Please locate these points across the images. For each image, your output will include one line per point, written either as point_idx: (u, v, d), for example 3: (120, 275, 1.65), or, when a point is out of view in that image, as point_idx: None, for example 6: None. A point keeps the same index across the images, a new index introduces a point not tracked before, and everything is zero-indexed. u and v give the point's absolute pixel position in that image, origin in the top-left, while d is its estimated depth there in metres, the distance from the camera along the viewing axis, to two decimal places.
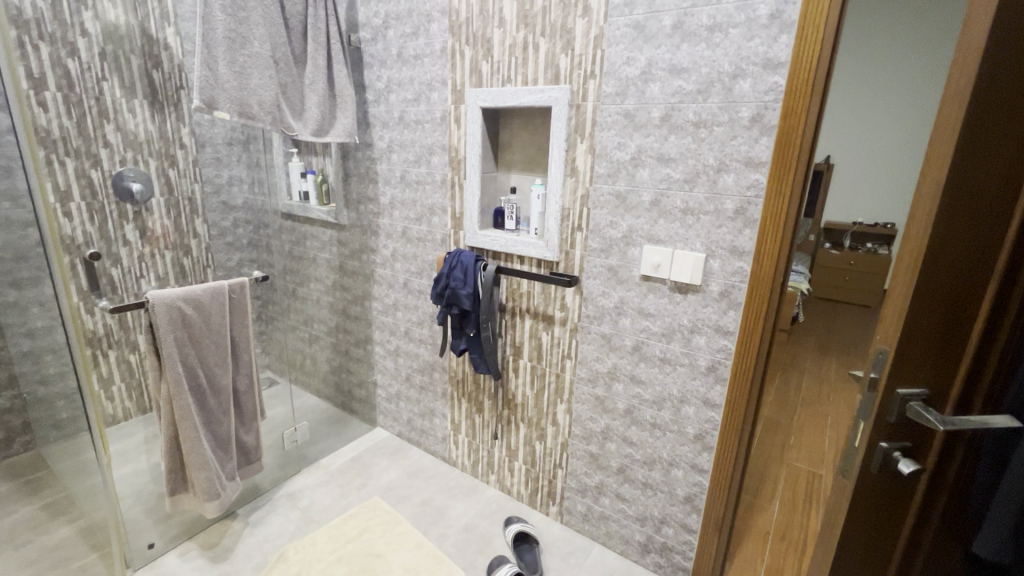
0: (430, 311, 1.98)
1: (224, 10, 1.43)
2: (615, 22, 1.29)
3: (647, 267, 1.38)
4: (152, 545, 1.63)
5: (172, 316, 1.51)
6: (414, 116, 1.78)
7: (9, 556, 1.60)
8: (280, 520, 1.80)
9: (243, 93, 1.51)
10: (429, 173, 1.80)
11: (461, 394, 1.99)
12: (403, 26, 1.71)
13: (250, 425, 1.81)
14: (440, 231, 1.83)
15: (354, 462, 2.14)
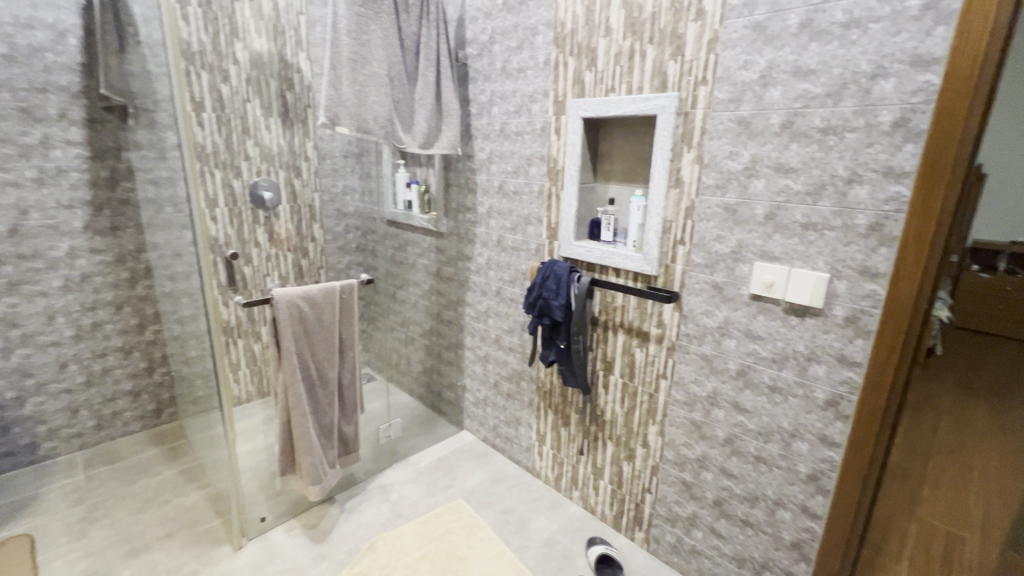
0: (520, 320, 1.99)
1: (350, 34, 1.57)
2: (731, 25, 1.21)
3: (758, 285, 1.27)
4: (263, 518, 1.80)
5: (291, 312, 1.66)
6: (515, 127, 1.81)
7: (154, 511, 1.85)
8: (372, 510, 1.90)
9: (361, 109, 1.64)
10: (526, 184, 1.82)
11: (548, 405, 1.98)
12: (508, 41, 1.76)
13: (351, 417, 1.94)
14: (535, 241, 1.84)
15: (441, 462, 2.21)
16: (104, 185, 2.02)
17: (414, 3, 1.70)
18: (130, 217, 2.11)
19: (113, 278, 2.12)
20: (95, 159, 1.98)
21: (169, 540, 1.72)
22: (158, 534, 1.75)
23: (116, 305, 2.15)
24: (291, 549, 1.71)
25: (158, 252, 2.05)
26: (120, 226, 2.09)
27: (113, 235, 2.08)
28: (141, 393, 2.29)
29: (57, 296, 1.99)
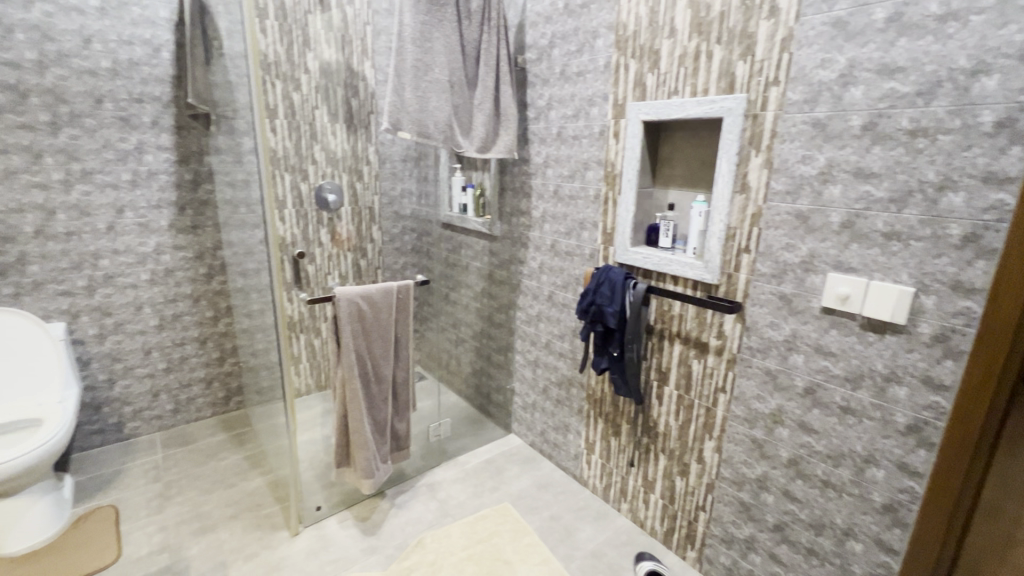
0: (572, 326, 1.97)
1: (414, 43, 1.62)
2: (809, 21, 1.14)
3: (831, 298, 1.19)
4: (318, 507, 1.88)
5: (351, 310, 1.73)
6: (572, 131, 1.79)
7: (221, 493, 1.97)
8: (420, 507, 1.94)
9: (422, 114, 1.68)
10: (582, 188, 1.81)
11: (597, 413, 1.94)
12: (568, 45, 1.75)
13: (403, 414, 1.99)
14: (589, 246, 1.82)
15: (488, 464, 2.22)
16: (188, 187, 2.19)
17: (476, 10, 1.73)
18: (209, 217, 2.27)
19: (192, 273, 2.28)
20: (181, 163, 2.15)
21: (234, 521, 1.83)
22: (224, 514, 1.86)
23: (194, 298, 2.31)
24: (343, 540, 1.77)
25: (232, 250, 2.19)
26: (200, 225, 2.26)
27: (193, 233, 2.25)
28: (213, 381, 2.45)
29: (144, 288, 2.17)
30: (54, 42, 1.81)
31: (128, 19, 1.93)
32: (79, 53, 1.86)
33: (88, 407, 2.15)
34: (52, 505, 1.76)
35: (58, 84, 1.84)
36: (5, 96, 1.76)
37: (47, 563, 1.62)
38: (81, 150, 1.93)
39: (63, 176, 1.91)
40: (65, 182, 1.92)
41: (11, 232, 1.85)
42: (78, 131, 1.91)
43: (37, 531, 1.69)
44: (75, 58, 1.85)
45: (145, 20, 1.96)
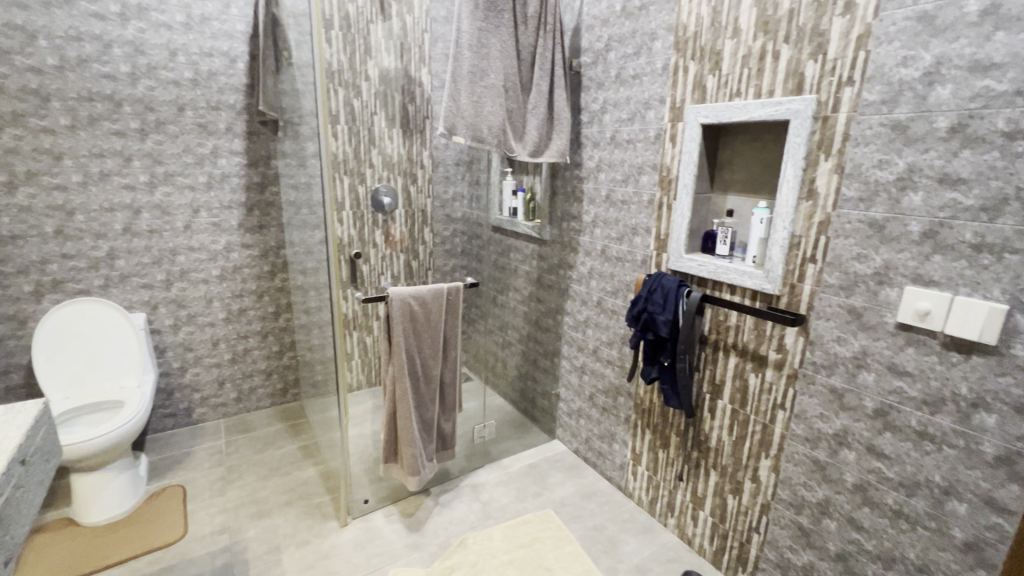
0: (621, 333, 1.93)
1: (471, 49, 1.64)
2: (889, 16, 1.07)
3: (909, 314, 1.10)
4: (367, 500, 1.93)
5: (403, 309, 1.78)
6: (627, 135, 1.76)
7: (277, 480, 2.07)
8: (464, 508, 1.96)
9: (476, 119, 1.70)
10: (636, 193, 1.77)
11: (645, 424, 1.89)
12: (624, 47, 1.72)
13: (449, 414, 2.02)
14: (641, 252, 1.78)
15: (531, 469, 2.21)
16: (256, 189, 2.32)
17: (532, 15, 1.74)
18: (274, 218, 2.40)
19: (257, 270, 2.42)
20: (251, 166, 2.29)
21: (288, 508, 1.92)
22: (280, 501, 1.95)
23: (258, 294, 2.44)
24: (389, 534, 1.82)
25: (294, 249, 2.31)
26: (266, 224, 2.39)
27: (260, 232, 2.38)
28: (272, 373, 2.58)
29: (214, 283, 2.32)
30: (145, 56, 1.97)
31: (209, 33, 2.07)
32: (166, 65, 2.02)
33: (163, 392, 2.32)
34: (128, 479, 1.90)
35: (147, 94, 2.00)
36: (103, 105, 1.94)
37: (123, 534, 1.76)
38: (164, 154, 2.09)
39: (148, 178, 2.08)
40: (149, 184, 2.09)
41: (103, 229, 2.04)
42: (163, 137, 2.07)
43: (116, 502, 1.84)
44: (162, 70, 2.01)
45: (224, 33, 2.10)
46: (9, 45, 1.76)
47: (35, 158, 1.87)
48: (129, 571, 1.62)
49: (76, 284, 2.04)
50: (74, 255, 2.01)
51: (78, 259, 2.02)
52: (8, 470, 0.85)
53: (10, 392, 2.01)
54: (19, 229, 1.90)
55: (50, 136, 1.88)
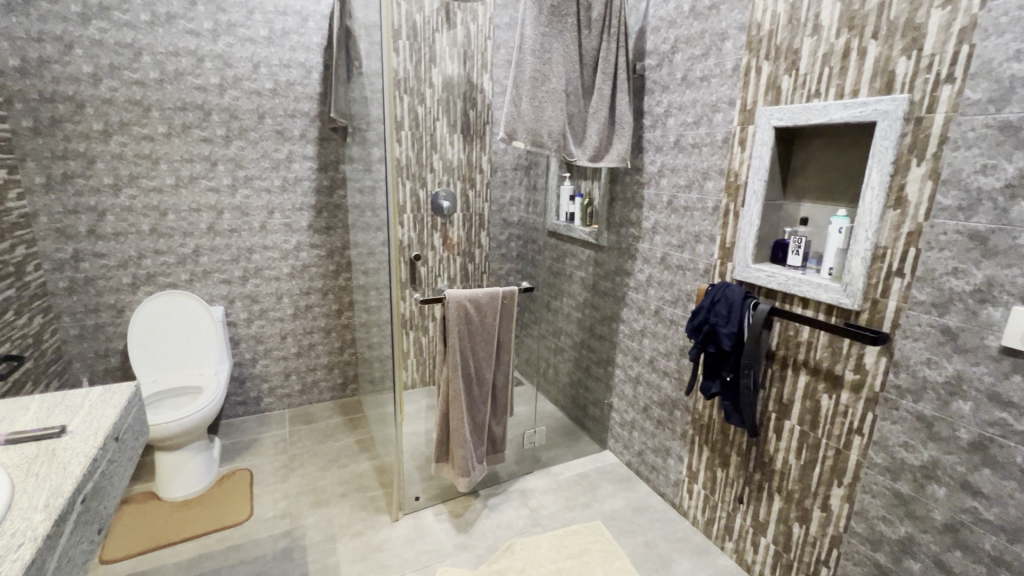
0: (680, 344, 1.86)
1: (534, 54, 1.64)
2: (999, 6, 0.96)
3: (1016, 337, 0.98)
4: (417, 498, 1.97)
5: (459, 311, 1.80)
6: (692, 139, 1.70)
7: (335, 471, 2.16)
8: (512, 512, 1.95)
9: (537, 124, 1.70)
10: (700, 199, 1.70)
11: (703, 440, 1.81)
12: (692, 49, 1.66)
13: (501, 418, 2.03)
14: (704, 260, 1.71)
15: (581, 478, 2.17)
16: (325, 193, 2.44)
17: (596, 19, 1.72)
18: (340, 220, 2.52)
19: (324, 269, 2.54)
20: (321, 171, 2.41)
21: (344, 499, 2.00)
22: (337, 491, 2.03)
23: (323, 292, 2.57)
24: (438, 532, 1.85)
25: (357, 249, 2.41)
26: (332, 226, 2.50)
27: (327, 234, 2.50)
28: (334, 368, 2.70)
29: (285, 280, 2.47)
30: (232, 68, 2.13)
31: (288, 45, 2.21)
32: (249, 77, 2.17)
33: (236, 380, 2.49)
34: (204, 460, 2.04)
35: (232, 103, 2.16)
36: (194, 114, 2.11)
37: (198, 511, 1.90)
38: (245, 159, 2.25)
39: (231, 181, 2.24)
40: (232, 187, 2.25)
41: (191, 227, 2.22)
42: (244, 144, 2.23)
43: (193, 481, 1.99)
44: (246, 81, 2.17)
45: (301, 45, 2.23)
46: (118, 61, 1.96)
47: (137, 162, 2.07)
48: (202, 546, 1.74)
49: (166, 278, 2.23)
50: (165, 251, 2.20)
51: (168, 255, 2.21)
52: (104, 446, 0.93)
53: (109, 373, 2.23)
54: (121, 226, 2.10)
55: (149, 142, 2.07)
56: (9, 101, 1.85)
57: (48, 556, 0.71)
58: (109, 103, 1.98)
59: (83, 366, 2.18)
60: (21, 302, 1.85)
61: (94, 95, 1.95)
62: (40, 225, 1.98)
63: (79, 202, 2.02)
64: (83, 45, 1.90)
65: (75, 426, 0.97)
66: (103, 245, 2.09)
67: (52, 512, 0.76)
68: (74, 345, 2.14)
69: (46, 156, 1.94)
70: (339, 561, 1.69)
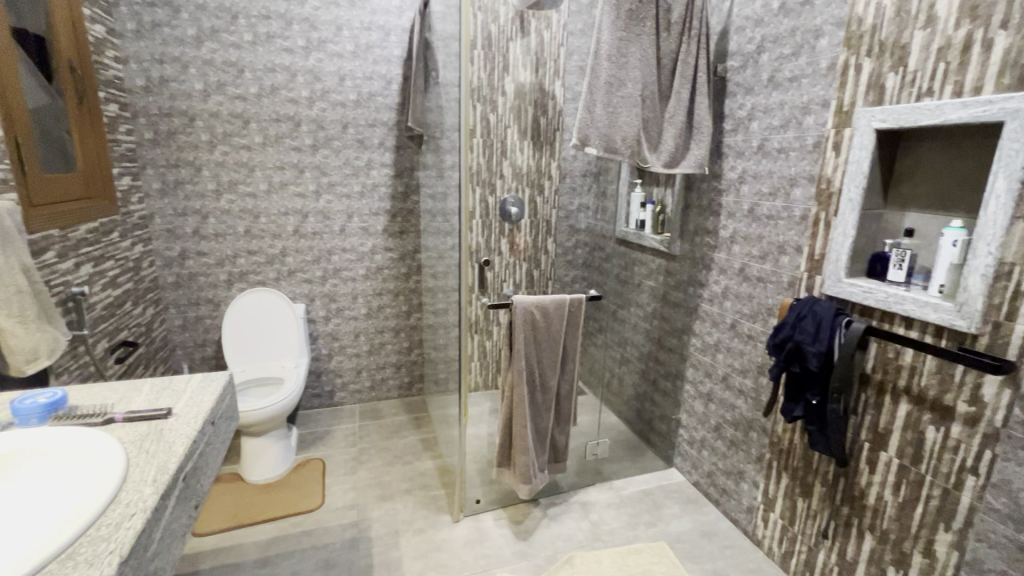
0: (759, 361, 1.74)
1: (609, 58, 1.62)
2: None
3: None
4: (478, 501, 1.99)
5: (526, 318, 1.80)
6: (778, 144, 1.60)
7: (400, 467, 2.23)
8: (572, 524, 1.92)
9: (611, 130, 1.67)
10: (785, 208, 1.60)
11: (782, 466, 1.68)
12: (781, 48, 1.56)
13: (563, 427, 2.00)
14: (789, 273, 1.60)
15: (645, 495, 2.09)
16: (399, 198, 2.54)
17: (676, 21, 1.67)
18: (413, 224, 2.61)
19: (396, 271, 2.64)
20: (397, 177, 2.51)
21: (408, 495, 2.05)
22: (401, 487, 2.10)
23: (394, 293, 2.67)
24: (497, 537, 1.85)
25: (428, 253, 2.48)
26: (405, 230, 2.60)
27: (400, 237, 2.60)
28: (401, 367, 2.80)
29: (360, 281, 2.59)
30: (321, 82, 2.28)
31: (371, 59, 2.33)
32: (336, 89, 2.31)
33: (313, 374, 2.64)
34: (283, 447, 2.18)
35: (320, 114, 2.31)
36: (286, 125, 2.28)
37: (276, 495, 2.03)
38: (329, 167, 2.39)
39: (315, 187, 2.39)
40: (316, 192, 2.40)
41: (279, 230, 2.39)
42: (329, 152, 2.37)
43: (272, 466, 2.13)
44: (332, 93, 2.31)
45: (383, 58, 2.35)
46: (224, 78, 2.16)
47: (236, 169, 2.26)
48: (279, 528, 1.85)
49: (256, 276, 2.41)
50: (257, 251, 2.38)
51: (259, 255, 2.39)
52: (202, 429, 1.02)
53: (205, 361, 2.45)
54: (220, 228, 2.31)
55: (247, 151, 2.26)
56: (135, 116, 2.09)
57: (154, 527, 0.78)
58: (215, 116, 2.19)
59: (184, 353, 2.41)
60: (137, 294, 2.08)
61: (203, 109, 2.16)
62: (154, 226, 2.22)
63: (187, 206, 2.24)
64: (195, 65, 2.11)
65: (179, 409, 1.07)
66: (205, 244, 2.30)
67: (159, 487, 0.83)
68: (178, 334, 2.37)
69: (162, 164, 2.17)
70: (402, 556, 1.74)
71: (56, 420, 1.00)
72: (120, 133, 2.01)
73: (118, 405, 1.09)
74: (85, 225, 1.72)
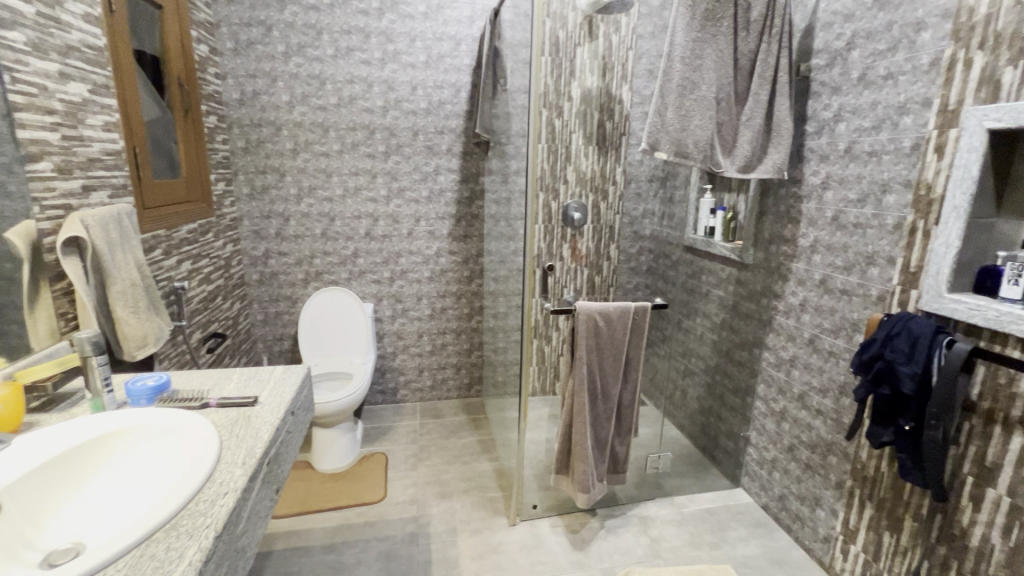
0: (841, 381, 1.62)
1: (684, 60, 1.57)
2: None
3: None
4: (535, 506, 1.99)
5: (589, 324, 1.77)
6: (869, 147, 1.49)
7: (459, 467, 2.27)
8: (631, 538, 1.87)
9: (683, 134, 1.61)
10: (876, 215, 1.48)
11: (866, 495, 1.55)
12: (875, 44, 1.45)
13: (624, 438, 1.95)
14: (878, 286, 1.48)
15: (709, 515, 2.00)
16: (465, 203, 2.60)
17: (756, 20, 1.60)
18: (476, 229, 2.66)
19: (459, 274, 2.70)
20: (462, 182, 2.57)
21: (465, 495, 2.09)
22: (459, 487, 2.13)
23: (456, 296, 2.73)
24: (554, 545, 1.83)
25: (490, 257, 2.51)
26: (469, 235, 2.65)
27: (464, 242, 2.66)
28: (461, 368, 2.85)
29: (425, 283, 2.67)
30: (395, 92, 2.38)
31: (442, 68, 2.40)
32: (408, 98, 2.40)
33: (378, 371, 2.76)
34: (349, 440, 2.28)
35: (392, 122, 2.42)
36: (362, 133, 2.40)
37: (342, 485, 2.13)
38: (399, 172, 2.49)
39: (386, 193, 2.50)
40: (387, 197, 2.51)
41: (352, 232, 2.52)
42: (400, 159, 2.47)
43: (339, 457, 2.24)
44: (405, 102, 2.41)
45: (453, 67, 2.41)
46: (308, 90, 2.31)
47: (315, 175, 2.41)
48: (345, 517, 1.94)
49: (330, 275, 2.56)
50: (331, 252, 2.52)
51: (333, 256, 2.53)
52: (284, 418, 1.09)
53: (282, 354, 2.62)
54: (300, 230, 2.46)
55: (326, 158, 2.40)
56: (230, 127, 2.29)
57: (243, 506, 0.85)
58: (299, 126, 2.34)
59: (264, 346, 2.59)
60: (226, 289, 2.26)
61: (288, 119, 2.32)
62: (243, 227, 2.41)
63: (272, 209, 2.41)
64: (283, 79, 2.28)
65: (264, 398, 1.15)
66: (286, 245, 2.47)
67: (248, 469, 0.90)
68: (259, 328, 2.56)
69: (251, 170, 2.35)
70: (459, 555, 1.76)
71: (162, 402, 1.11)
72: (218, 142, 2.20)
73: (213, 392, 1.19)
74: (187, 226, 1.89)
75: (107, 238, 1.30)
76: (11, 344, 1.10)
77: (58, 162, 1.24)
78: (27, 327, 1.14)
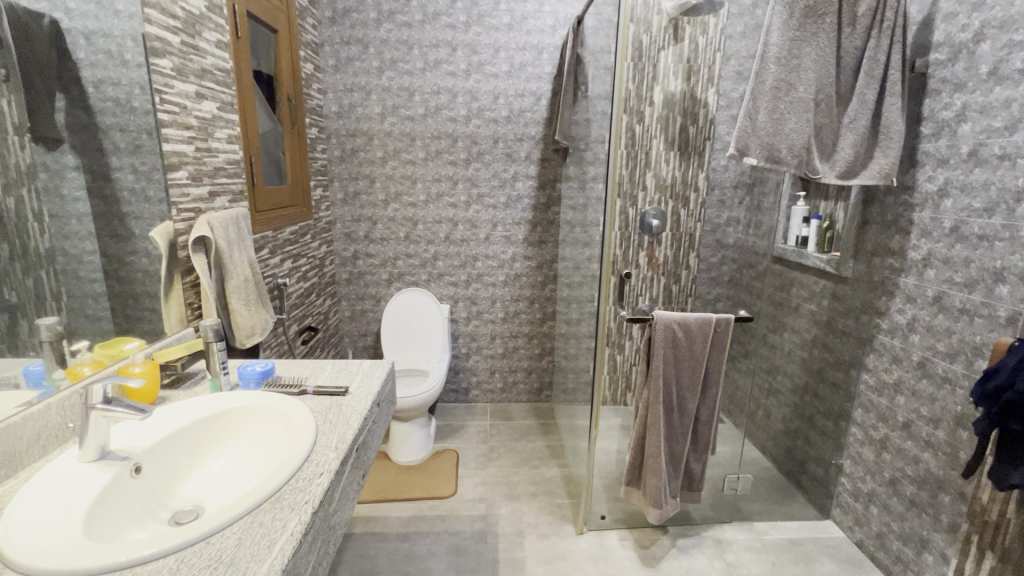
0: (957, 411, 1.45)
1: (779, 61, 1.49)
2: None
3: None
4: (603, 517, 1.96)
5: (667, 334, 1.71)
6: (1000, 149, 1.33)
7: (528, 470, 2.29)
8: (705, 562, 1.78)
9: (775, 138, 1.53)
10: (1006, 227, 1.31)
11: (985, 542, 1.37)
12: (1010, 34, 1.29)
13: (701, 455, 1.86)
14: (1007, 306, 1.31)
15: (794, 545, 1.86)
16: (541, 209, 2.63)
17: (864, 14, 1.48)
18: (552, 234, 2.67)
19: (533, 279, 2.73)
20: (540, 189, 2.60)
21: (533, 499, 2.10)
22: (527, 490, 2.15)
23: (530, 300, 2.76)
24: (622, 558, 1.79)
25: (565, 263, 2.51)
26: (545, 240, 2.68)
27: (539, 247, 2.68)
28: (532, 372, 2.88)
29: (499, 287, 2.73)
30: (478, 101, 2.47)
31: (524, 77, 2.45)
32: (490, 107, 2.48)
33: (452, 370, 2.85)
34: (423, 436, 2.37)
35: (474, 130, 2.50)
36: (446, 141, 2.51)
37: (416, 477, 2.22)
38: (479, 178, 2.57)
39: (466, 198, 2.59)
40: (467, 203, 2.60)
41: (433, 236, 2.63)
42: (480, 166, 2.55)
43: (414, 450, 2.34)
44: (487, 111, 2.48)
45: (535, 75, 2.45)
46: (398, 102, 2.45)
47: (401, 182, 2.55)
48: (418, 509, 2.03)
49: (411, 277, 2.69)
50: (413, 255, 2.65)
51: (415, 258, 2.66)
52: (370, 409, 1.17)
53: (365, 349, 2.79)
54: (386, 233, 2.62)
55: (412, 165, 2.53)
56: (328, 137, 2.48)
57: (334, 488, 0.91)
58: (389, 135, 2.49)
59: (350, 341, 2.78)
60: (320, 287, 2.46)
61: (380, 129, 2.48)
62: (336, 230, 2.60)
63: (362, 213, 2.59)
64: (377, 92, 2.44)
65: (353, 389, 1.24)
66: (373, 247, 2.63)
67: (341, 453, 0.97)
68: (347, 324, 2.75)
69: (346, 178, 2.54)
70: (526, 557, 1.78)
71: (267, 386, 1.23)
72: (318, 151, 2.40)
73: (309, 380, 1.30)
74: (289, 228, 2.08)
75: (228, 238, 1.47)
76: (147, 328, 1.26)
77: (191, 170, 1.42)
78: (162, 314, 1.31)
